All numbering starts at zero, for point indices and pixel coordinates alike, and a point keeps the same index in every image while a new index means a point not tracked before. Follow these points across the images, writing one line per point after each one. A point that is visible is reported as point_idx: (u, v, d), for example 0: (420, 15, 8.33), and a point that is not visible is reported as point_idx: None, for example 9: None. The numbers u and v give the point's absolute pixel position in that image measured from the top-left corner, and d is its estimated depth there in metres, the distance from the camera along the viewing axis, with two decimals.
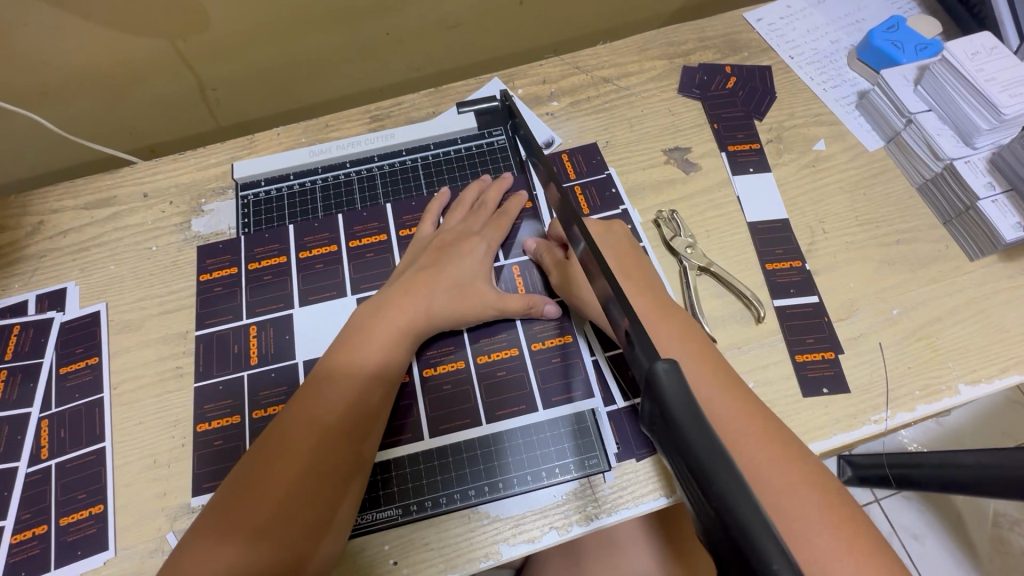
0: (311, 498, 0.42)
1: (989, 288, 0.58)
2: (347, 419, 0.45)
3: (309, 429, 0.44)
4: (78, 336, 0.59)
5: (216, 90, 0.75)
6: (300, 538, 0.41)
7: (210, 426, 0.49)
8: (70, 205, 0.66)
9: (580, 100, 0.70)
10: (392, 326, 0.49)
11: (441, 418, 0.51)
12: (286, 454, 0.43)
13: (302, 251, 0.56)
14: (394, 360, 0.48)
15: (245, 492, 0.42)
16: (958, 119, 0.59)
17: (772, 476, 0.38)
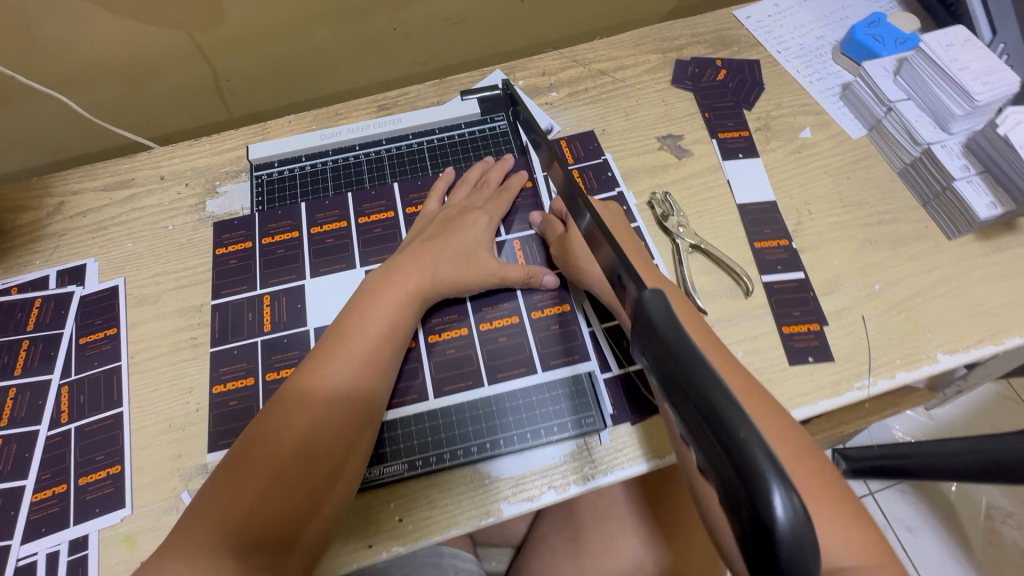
0: (319, 455, 0.45)
1: (966, 265, 0.61)
2: (354, 382, 0.48)
3: (318, 392, 0.46)
4: (97, 308, 0.61)
5: (230, 81, 0.79)
6: (310, 492, 0.44)
7: (225, 387, 0.52)
8: (90, 186, 0.69)
9: (578, 91, 0.74)
10: (398, 295, 0.52)
11: (445, 380, 0.54)
12: (295, 415, 0.45)
13: (313, 226, 0.59)
14: (400, 328, 0.51)
15: (255, 451, 0.44)
16: (935, 106, 0.63)
17: None
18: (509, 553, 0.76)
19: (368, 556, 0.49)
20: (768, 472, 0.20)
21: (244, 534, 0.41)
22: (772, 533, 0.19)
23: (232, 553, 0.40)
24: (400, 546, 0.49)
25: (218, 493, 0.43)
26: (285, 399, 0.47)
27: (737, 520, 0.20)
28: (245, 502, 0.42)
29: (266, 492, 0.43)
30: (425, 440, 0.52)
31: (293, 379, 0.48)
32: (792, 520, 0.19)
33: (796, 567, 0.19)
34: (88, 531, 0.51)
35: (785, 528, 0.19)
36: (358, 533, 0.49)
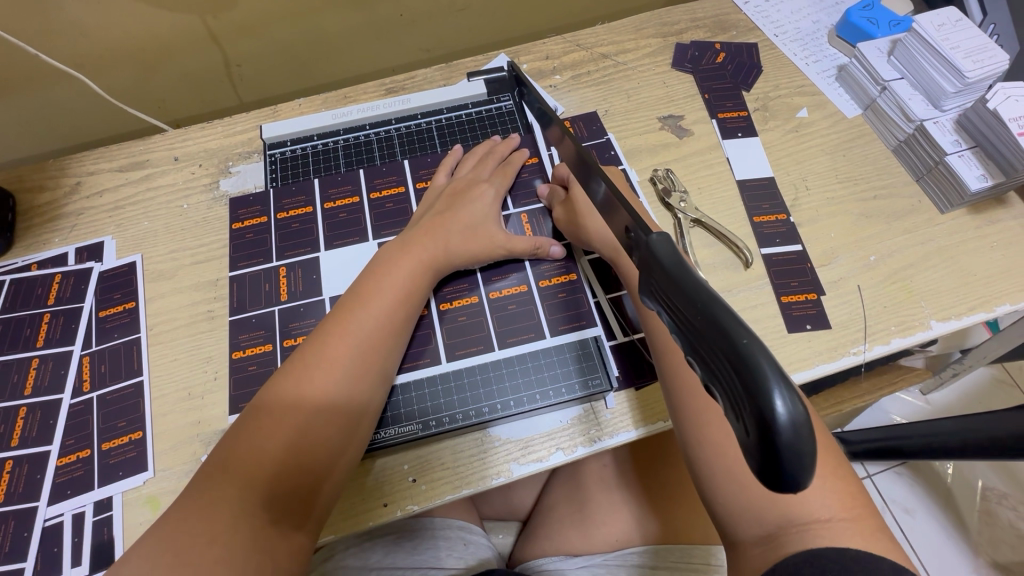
0: (336, 414, 0.47)
1: (958, 237, 0.63)
2: (369, 345, 0.49)
3: (334, 353, 0.48)
4: (115, 283, 0.63)
5: (240, 66, 0.81)
6: (327, 449, 0.46)
7: (244, 352, 0.54)
8: (106, 167, 0.71)
9: (581, 74, 0.76)
10: (413, 263, 0.53)
11: (457, 344, 0.56)
12: (312, 376, 0.47)
13: (327, 202, 0.61)
14: (412, 295, 0.53)
15: (274, 410, 0.46)
16: (928, 84, 0.65)
17: None
18: (517, 528, 0.76)
19: (384, 514, 0.51)
20: (770, 375, 0.22)
21: (266, 489, 0.43)
22: (773, 428, 0.21)
23: (256, 506, 0.42)
24: (413, 504, 0.51)
25: (237, 451, 0.44)
26: (301, 361, 0.48)
27: (743, 422, 0.23)
28: (266, 460, 0.43)
29: (287, 450, 0.44)
30: (437, 403, 0.54)
31: (309, 342, 0.49)
32: (792, 416, 0.21)
33: (797, 459, 0.22)
34: (112, 493, 0.53)
35: (786, 424, 0.21)
36: (373, 493, 0.52)
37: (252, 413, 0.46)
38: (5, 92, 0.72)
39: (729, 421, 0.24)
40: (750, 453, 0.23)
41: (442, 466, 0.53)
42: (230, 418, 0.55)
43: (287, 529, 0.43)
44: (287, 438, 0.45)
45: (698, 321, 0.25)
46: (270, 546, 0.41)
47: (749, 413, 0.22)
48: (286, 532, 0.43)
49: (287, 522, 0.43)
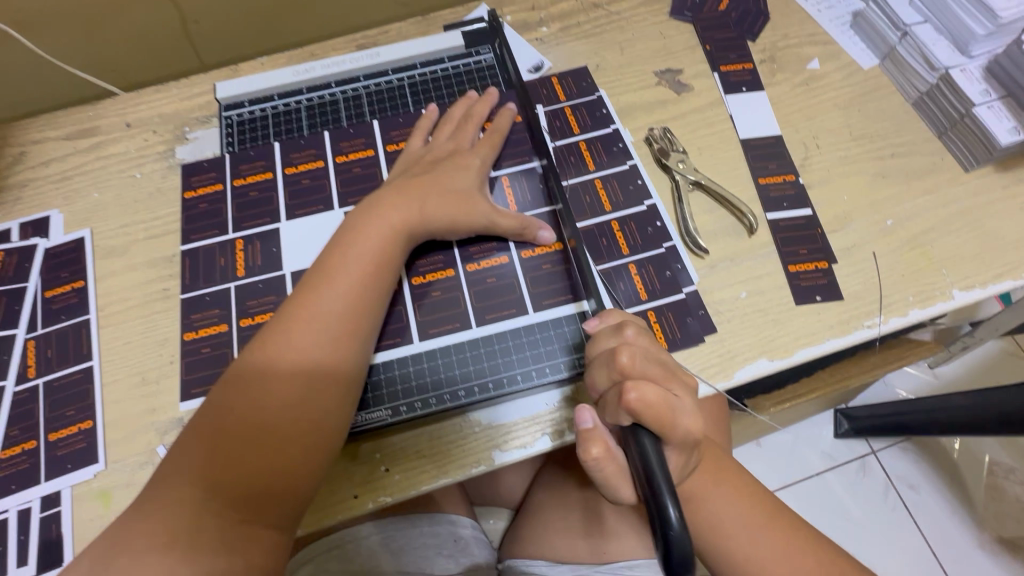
0: (302, 401, 0.42)
1: (984, 197, 0.57)
2: (337, 322, 0.44)
3: (297, 333, 0.43)
4: (63, 261, 0.58)
5: (198, 23, 0.74)
6: (297, 443, 0.41)
7: (197, 334, 0.49)
8: (52, 135, 0.65)
9: (570, 26, 0.69)
10: (384, 229, 0.48)
11: (430, 322, 0.51)
12: (277, 365, 0.42)
13: (288, 166, 0.56)
14: (386, 265, 0.47)
15: (234, 399, 0.41)
16: (954, 27, 0.58)
17: (731, 515, 0.47)
18: (508, 514, 0.74)
19: (354, 507, 0.47)
20: (666, 494, 0.35)
21: (229, 490, 0.39)
22: (668, 529, 0.35)
23: (217, 504, 0.39)
24: (384, 498, 0.47)
25: (197, 444, 0.40)
26: (262, 343, 0.43)
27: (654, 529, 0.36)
28: (226, 454, 0.40)
29: (248, 442, 0.40)
30: (409, 390, 0.49)
31: (272, 321, 0.44)
32: (679, 522, 0.35)
33: (681, 552, 0.35)
34: (60, 488, 0.48)
35: (675, 526, 0.34)
36: (344, 482, 0.47)
37: (212, 406, 0.42)
38: None
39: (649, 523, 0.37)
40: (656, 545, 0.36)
41: (417, 454, 0.48)
42: (185, 406, 0.51)
43: (255, 527, 0.39)
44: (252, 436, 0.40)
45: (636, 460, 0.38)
46: (236, 548, 0.38)
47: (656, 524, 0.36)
48: (253, 530, 0.39)
49: (256, 522, 0.39)
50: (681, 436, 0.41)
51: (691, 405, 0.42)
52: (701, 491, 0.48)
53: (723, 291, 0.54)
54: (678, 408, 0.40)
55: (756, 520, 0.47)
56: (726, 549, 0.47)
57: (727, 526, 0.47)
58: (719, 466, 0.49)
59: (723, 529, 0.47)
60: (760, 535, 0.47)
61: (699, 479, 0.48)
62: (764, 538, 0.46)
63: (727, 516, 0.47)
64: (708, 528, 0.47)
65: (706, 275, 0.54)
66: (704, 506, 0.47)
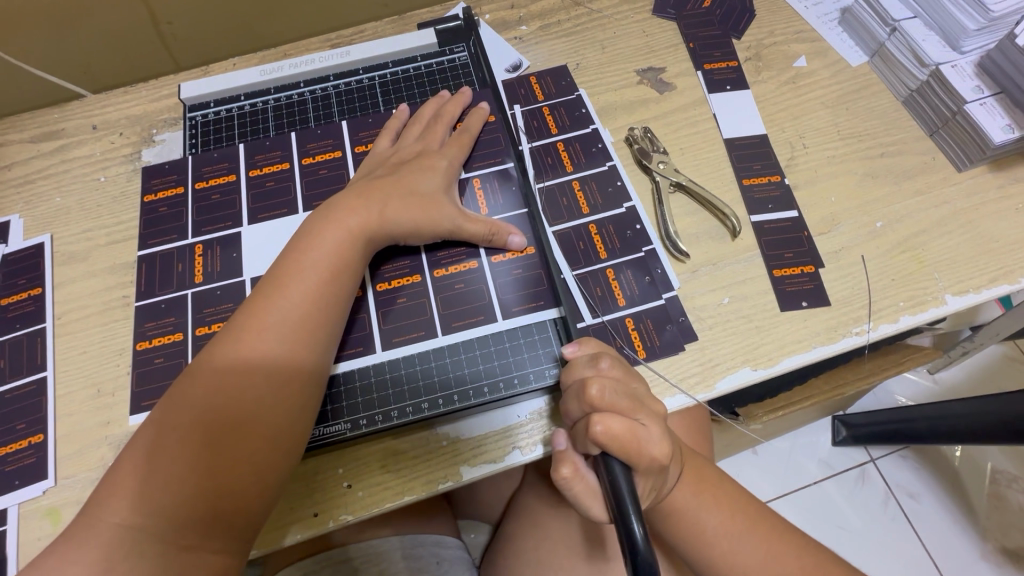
0: (251, 417, 0.40)
1: (978, 198, 0.55)
2: (291, 332, 0.42)
3: (248, 345, 0.41)
4: (20, 268, 0.56)
5: (171, 24, 0.72)
6: (244, 462, 0.39)
7: (151, 343, 0.47)
8: (15, 138, 0.63)
9: (550, 24, 0.67)
10: (342, 235, 0.46)
11: (394, 331, 0.49)
12: (224, 379, 0.40)
13: (252, 169, 0.54)
14: (343, 272, 0.45)
15: (176, 417, 0.39)
16: (944, 22, 0.56)
17: (718, 526, 0.44)
18: (489, 528, 0.73)
19: (314, 526, 0.44)
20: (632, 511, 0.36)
21: (169, 516, 0.37)
22: (634, 548, 0.34)
23: (157, 532, 0.36)
24: (346, 515, 0.45)
25: (139, 464, 0.38)
26: (211, 355, 0.41)
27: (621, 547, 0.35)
28: (169, 476, 0.37)
29: (193, 464, 0.38)
30: (372, 401, 0.47)
31: (222, 332, 0.42)
32: (644, 538, 0.35)
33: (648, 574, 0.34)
34: (7, 505, 0.46)
35: (641, 544, 0.34)
36: (304, 500, 0.45)
37: (154, 424, 0.39)
38: None
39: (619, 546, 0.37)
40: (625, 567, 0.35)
41: (381, 470, 0.46)
42: (134, 421, 0.48)
43: (201, 553, 0.37)
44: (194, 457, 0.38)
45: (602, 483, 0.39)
46: None
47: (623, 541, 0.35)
48: (199, 556, 0.37)
49: (201, 547, 0.38)
50: (651, 465, 0.39)
51: (662, 432, 0.41)
52: (681, 500, 0.45)
53: (705, 297, 0.51)
54: (647, 436, 0.39)
55: (742, 529, 0.44)
56: (712, 560, 0.44)
57: (712, 537, 0.44)
58: (700, 475, 0.47)
59: (707, 539, 0.44)
60: (747, 543, 0.44)
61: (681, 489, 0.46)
62: (754, 549, 0.44)
63: (710, 526, 0.45)
64: (691, 539, 0.45)
65: (687, 280, 0.52)
66: (686, 517, 0.45)
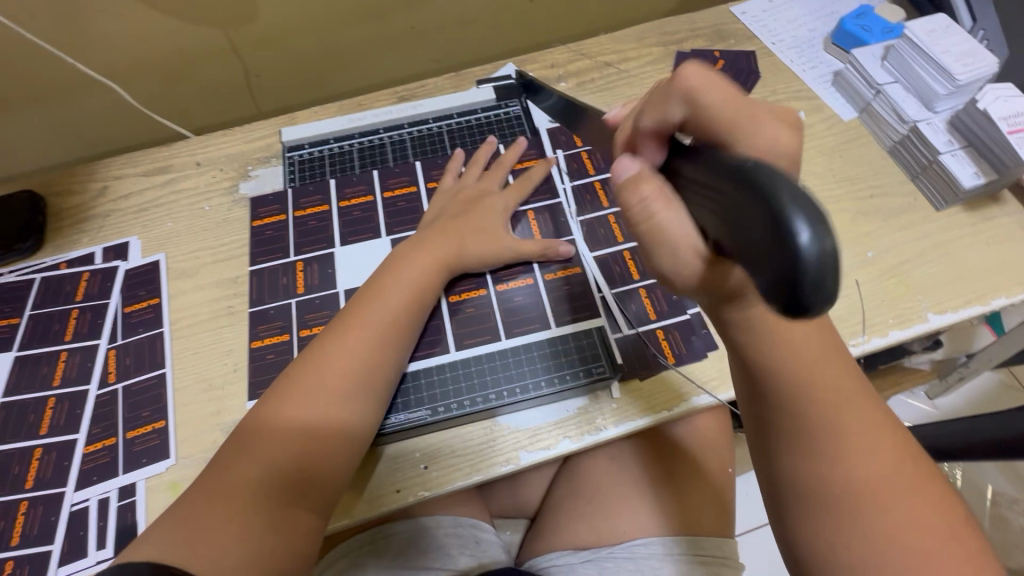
0: (347, 402, 0.49)
1: (955, 233, 0.64)
2: (382, 330, 0.52)
3: (349, 339, 0.51)
4: (140, 281, 0.66)
5: (258, 76, 0.84)
6: (339, 437, 0.48)
7: (262, 341, 0.59)
8: (131, 172, 0.74)
9: (585, 81, 0.78)
10: (423, 261, 0.57)
11: (465, 334, 0.58)
12: (330, 367, 0.49)
13: (342, 200, 0.65)
14: (423, 291, 0.56)
15: (288, 397, 0.48)
16: (920, 87, 0.67)
17: (846, 418, 0.38)
18: (525, 525, 0.78)
19: (397, 500, 0.53)
20: (793, 210, 0.25)
21: (278, 475, 0.45)
22: (798, 250, 0.24)
23: (266, 487, 0.44)
24: (423, 492, 0.53)
25: (255, 436, 0.46)
26: (319, 348, 0.51)
27: (745, 219, 0.28)
28: (280, 442, 0.46)
29: (302, 434, 0.47)
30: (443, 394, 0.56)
31: (327, 331, 0.52)
32: (815, 242, 0.24)
33: (816, 280, 0.24)
34: (136, 479, 0.55)
35: (810, 247, 0.24)
36: (387, 478, 0.54)
37: (268, 403, 0.48)
38: (35, 100, 0.76)
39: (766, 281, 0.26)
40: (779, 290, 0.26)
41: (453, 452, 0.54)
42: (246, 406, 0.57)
43: (297, 511, 0.45)
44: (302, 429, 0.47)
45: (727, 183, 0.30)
46: (280, 526, 0.43)
47: (740, 187, 0.28)
48: (295, 513, 0.44)
49: (298, 505, 0.45)
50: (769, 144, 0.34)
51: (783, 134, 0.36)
52: (802, 362, 0.38)
53: None
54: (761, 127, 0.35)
55: (868, 426, 0.38)
56: (827, 450, 0.38)
57: (833, 417, 0.38)
58: (816, 344, 0.39)
59: (824, 423, 0.38)
60: (873, 449, 0.38)
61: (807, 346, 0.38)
62: (877, 462, 0.38)
63: (820, 403, 0.38)
64: (790, 399, 0.38)
65: None
66: (813, 387, 0.38)
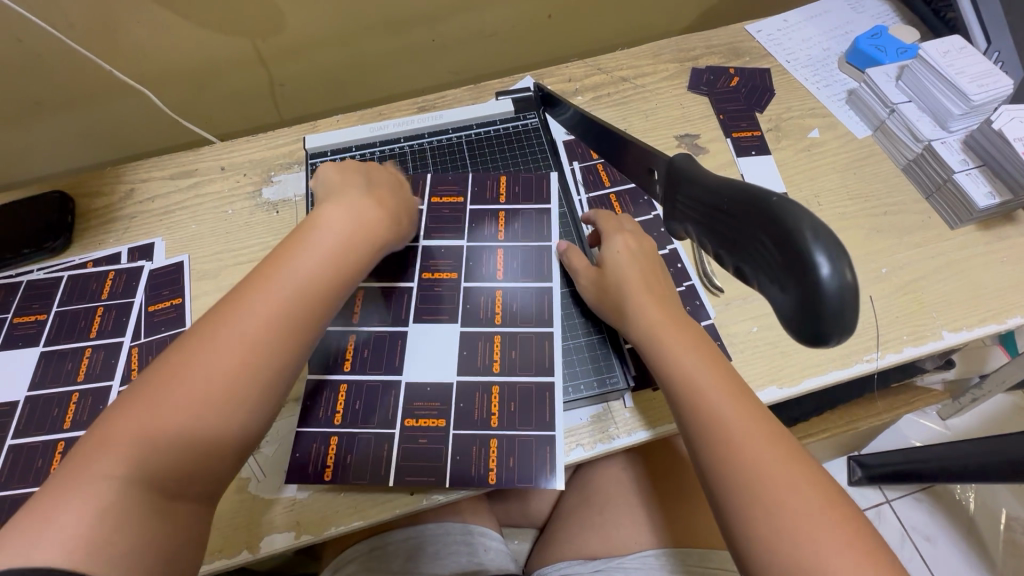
0: (237, 378, 0.41)
1: (969, 251, 0.65)
2: (295, 310, 0.45)
3: (249, 306, 0.44)
4: (164, 281, 0.67)
5: (282, 86, 0.87)
6: (227, 416, 0.40)
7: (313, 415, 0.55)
8: (158, 175, 0.76)
9: (601, 95, 0.80)
10: (337, 227, 0.51)
11: (542, 354, 0.58)
12: (217, 340, 0.42)
13: (434, 196, 0.67)
14: (337, 256, 0.50)
15: (169, 375, 0.40)
16: (935, 107, 0.68)
17: (727, 416, 0.44)
18: (533, 535, 0.78)
19: (410, 502, 0.53)
20: (815, 248, 0.30)
21: (162, 463, 0.38)
22: (826, 285, 0.30)
23: (147, 476, 0.37)
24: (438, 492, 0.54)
25: (135, 427, 0.38)
26: (213, 324, 0.43)
27: (765, 246, 0.33)
28: (158, 427, 0.38)
29: (189, 412, 0.39)
30: (499, 405, 0.55)
31: (222, 303, 0.44)
32: (837, 275, 0.30)
33: (840, 308, 0.30)
34: None
35: (833, 280, 0.29)
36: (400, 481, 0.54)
37: (145, 384, 0.40)
38: (69, 105, 0.78)
39: (789, 303, 0.32)
40: (799, 313, 0.32)
41: (507, 466, 0.53)
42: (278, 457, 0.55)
43: (183, 500, 0.39)
44: (186, 409, 0.39)
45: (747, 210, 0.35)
46: (167, 516, 0.37)
47: (762, 218, 0.34)
48: (181, 502, 0.38)
49: (185, 490, 0.39)
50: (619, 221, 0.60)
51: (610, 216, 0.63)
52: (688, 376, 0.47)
53: (736, 326, 0.61)
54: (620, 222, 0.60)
55: (750, 430, 0.43)
56: (718, 454, 0.43)
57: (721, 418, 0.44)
58: (709, 361, 0.48)
59: (713, 423, 0.44)
60: (758, 450, 0.42)
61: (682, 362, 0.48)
62: (764, 463, 0.41)
63: (714, 408, 0.44)
64: (690, 399, 0.46)
65: (722, 311, 0.62)
66: (694, 397, 0.46)
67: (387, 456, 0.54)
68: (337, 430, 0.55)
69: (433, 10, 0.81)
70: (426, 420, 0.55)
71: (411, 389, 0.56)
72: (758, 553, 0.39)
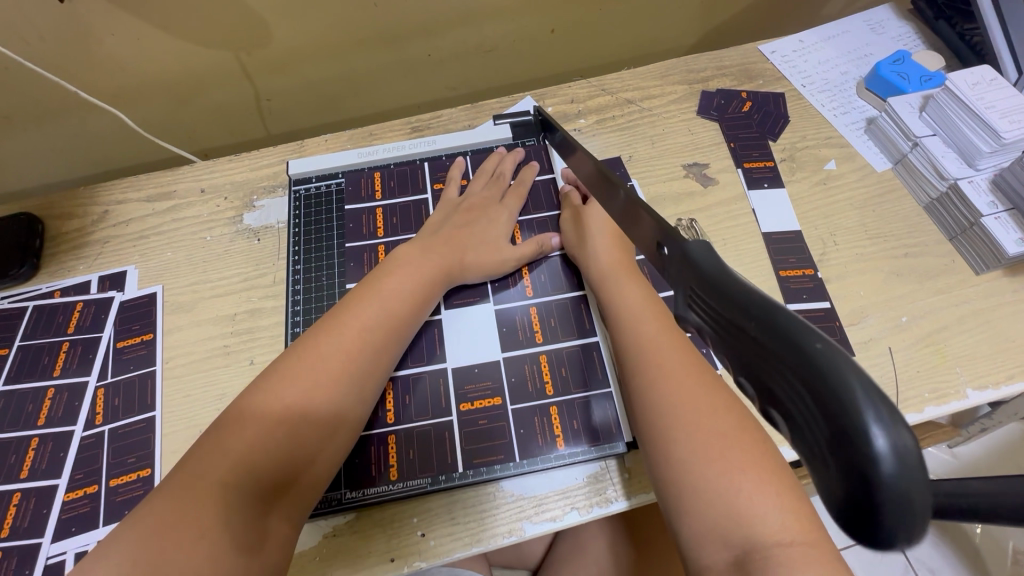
0: (331, 398, 0.47)
1: (995, 300, 0.60)
2: (385, 329, 0.52)
3: (342, 331, 0.50)
4: (135, 314, 0.63)
5: (269, 100, 0.82)
6: (316, 438, 0.45)
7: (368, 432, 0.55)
8: (133, 197, 0.72)
9: (605, 119, 0.75)
10: (428, 267, 0.57)
11: (576, 331, 0.60)
12: (313, 359, 0.47)
13: (437, 182, 0.71)
14: (416, 298, 0.55)
15: (265, 393, 0.45)
16: (962, 143, 0.63)
17: (667, 357, 0.47)
18: None
19: (390, 570, 0.50)
20: (863, 407, 0.18)
21: (247, 478, 0.41)
22: (876, 470, 0.18)
23: (238, 492, 0.40)
24: (505, 479, 0.53)
25: (231, 419, 0.44)
26: (306, 346, 0.48)
27: (782, 387, 0.21)
28: (258, 443, 0.42)
29: (287, 429, 0.44)
30: (550, 372, 0.58)
31: (325, 319, 0.51)
32: (898, 455, 0.18)
33: (900, 507, 0.18)
34: None
35: (889, 461, 0.18)
36: (381, 545, 0.51)
37: (245, 402, 0.45)
38: (42, 119, 0.74)
39: (815, 479, 0.20)
40: (834, 498, 0.19)
41: (573, 428, 0.55)
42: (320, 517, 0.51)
43: (268, 519, 0.41)
44: (281, 421, 0.44)
45: (768, 342, 0.21)
46: (254, 536, 0.40)
47: (783, 353, 0.21)
48: (263, 523, 0.41)
49: (263, 507, 0.41)
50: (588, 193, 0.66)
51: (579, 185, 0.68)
52: (639, 321, 0.51)
53: None
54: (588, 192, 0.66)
55: (687, 372, 0.45)
56: (651, 386, 0.45)
57: (653, 355, 0.47)
58: (651, 312, 0.52)
59: (651, 359, 0.47)
60: (697, 389, 0.44)
61: (635, 314, 0.52)
62: (698, 399, 0.43)
63: (651, 350, 0.48)
64: (635, 352, 0.49)
65: None
66: (643, 340, 0.49)
67: (449, 441, 0.55)
68: (393, 428, 0.55)
69: (429, 24, 0.77)
70: (482, 400, 0.57)
71: (458, 375, 0.58)
72: (678, 502, 0.40)
